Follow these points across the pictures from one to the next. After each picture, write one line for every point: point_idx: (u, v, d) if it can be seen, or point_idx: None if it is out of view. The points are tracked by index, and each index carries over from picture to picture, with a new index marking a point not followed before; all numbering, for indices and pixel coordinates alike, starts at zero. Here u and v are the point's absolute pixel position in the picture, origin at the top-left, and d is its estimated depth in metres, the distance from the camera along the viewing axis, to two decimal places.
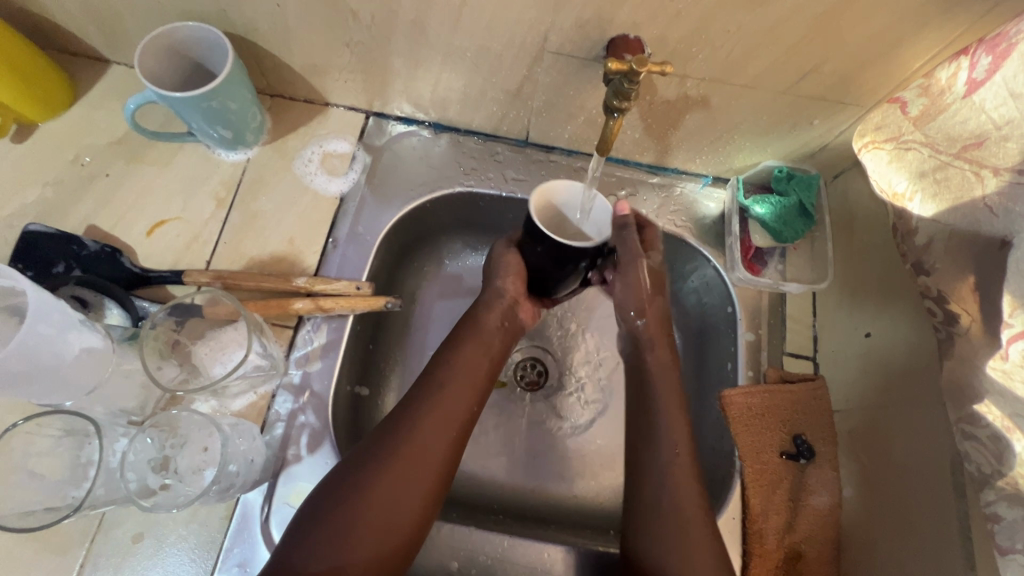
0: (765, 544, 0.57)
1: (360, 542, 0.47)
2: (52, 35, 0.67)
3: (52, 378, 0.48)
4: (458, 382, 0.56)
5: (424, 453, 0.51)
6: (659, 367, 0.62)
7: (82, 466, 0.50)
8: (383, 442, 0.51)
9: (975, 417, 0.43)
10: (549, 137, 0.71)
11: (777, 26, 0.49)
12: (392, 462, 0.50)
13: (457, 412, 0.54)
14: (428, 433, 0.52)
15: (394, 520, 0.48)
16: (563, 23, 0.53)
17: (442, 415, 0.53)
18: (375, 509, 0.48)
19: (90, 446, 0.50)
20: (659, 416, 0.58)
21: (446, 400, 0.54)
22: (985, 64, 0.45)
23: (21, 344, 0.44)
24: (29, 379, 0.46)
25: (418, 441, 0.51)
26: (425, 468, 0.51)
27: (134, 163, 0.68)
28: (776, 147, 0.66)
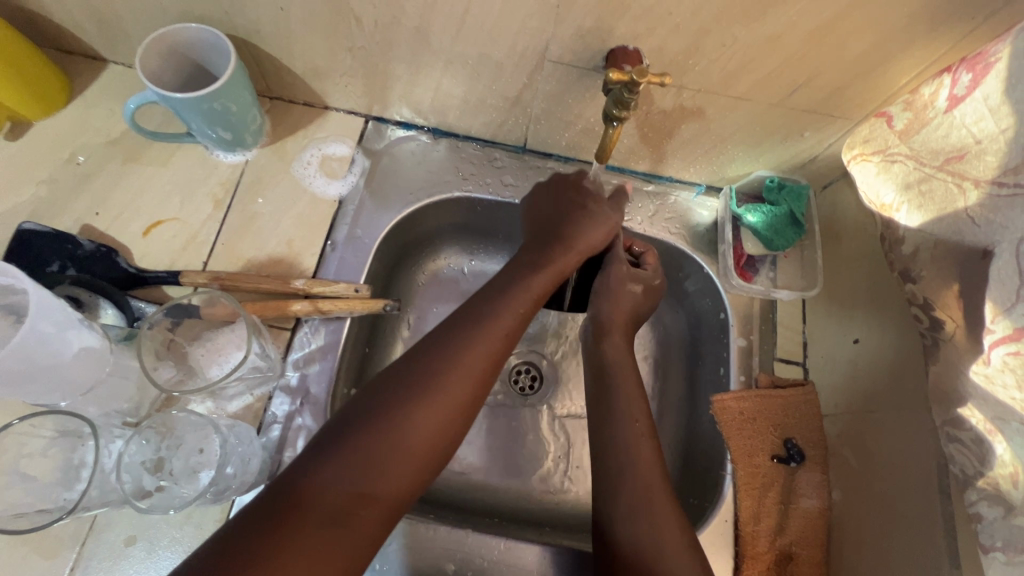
0: (755, 546, 0.59)
1: (393, 470, 0.43)
2: (49, 34, 0.67)
3: (49, 378, 0.47)
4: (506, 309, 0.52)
5: (467, 376, 0.48)
6: (620, 358, 0.61)
7: (75, 468, 0.50)
8: (423, 367, 0.47)
9: (958, 420, 0.44)
10: (547, 144, 0.73)
11: (772, 40, 0.51)
12: (437, 385, 0.46)
13: (500, 341, 0.50)
14: (476, 356, 0.49)
15: (430, 446, 0.45)
16: (564, 33, 0.54)
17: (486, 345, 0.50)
18: (413, 434, 0.44)
19: (82, 448, 0.50)
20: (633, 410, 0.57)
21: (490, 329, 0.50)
22: (965, 81, 0.47)
23: (22, 343, 0.43)
24: (26, 379, 0.45)
25: (462, 365, 0.48)
26: (464, 395, 0.47)
27: (130, 164, 0.68)
28: (767, 158, 0.68)
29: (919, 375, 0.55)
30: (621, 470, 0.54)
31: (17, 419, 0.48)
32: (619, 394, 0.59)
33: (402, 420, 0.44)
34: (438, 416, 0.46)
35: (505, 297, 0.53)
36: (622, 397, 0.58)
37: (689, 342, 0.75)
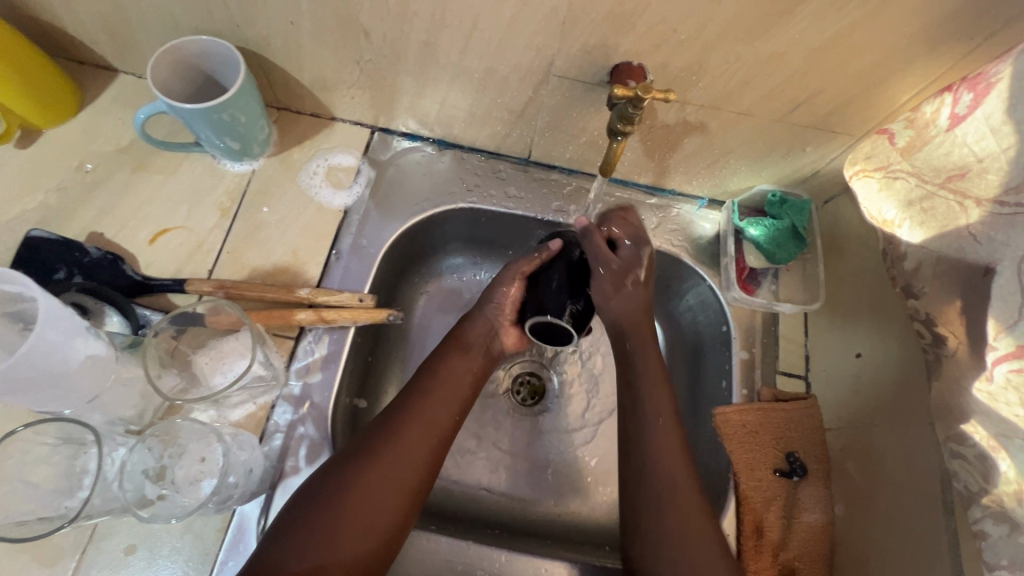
0: (758, 561, 0.58)
1: (345, 542, 0.49)
2: (62, 43, 0.68)
3: (55, 385, 0.47)
4: (438, 392, 0.58)
5: (412, 449, 0.53)
6: (651, 372, 0.61)
7: (76, 475, 0.50)
8: (371, 447, 0.53)
9: (962, 436, 0.44)
10: (551, 157, 0.73)
11: (776, 56, 0.51)
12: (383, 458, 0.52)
13: (437, 420, 0.56)
14: (420, 431, 0.55)
15: (381, 522, 0.50)
16: (569, 48, 0.55)
17: (422, 427, 0.55)
18: (364, 513, 0.50)
19: (84, 454, 0.50)
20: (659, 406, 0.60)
21: (428, 413, 0.56)
22: (966, 100, 0.46)
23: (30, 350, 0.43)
24: (32, 385, 0.45)
25: (402, 444, 0.53)
26: (410, 469, 0.53)
27: (138, 172, 0.69)
28: (769, 172, 0.69)
29: (921, 391, 0.55)
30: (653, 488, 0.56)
31: (23, 425, 0.48)
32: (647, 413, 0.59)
33: (349, 500, 0.50)
34: (384, 490, 0.51)
35: (449, 371, 0.59)
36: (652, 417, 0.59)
37: (691, 355, 0.75)
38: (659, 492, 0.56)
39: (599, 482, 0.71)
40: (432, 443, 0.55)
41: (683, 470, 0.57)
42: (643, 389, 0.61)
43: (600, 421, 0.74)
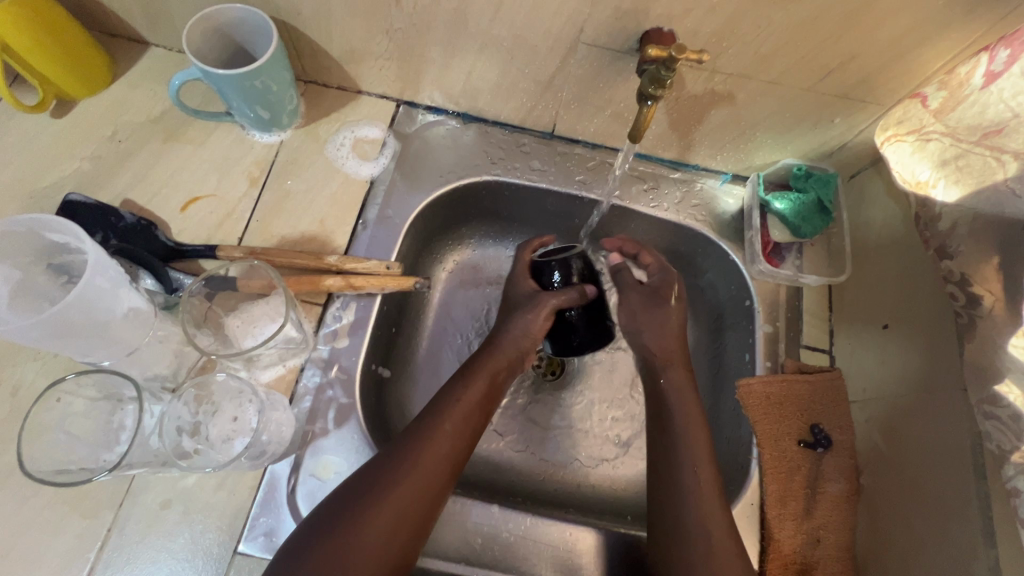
0: (783, 530, 0.58)
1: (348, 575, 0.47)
2: (96, 15, 0.69)
3: (100, 335, 0.47)
4: (449, 420, 0.55)
5: (416, 480, 0.52)
6: (685, 398, 0.61)
7: (114, 431, 0.52)
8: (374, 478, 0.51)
9: (995, 398, 0.44)
10: (575, 130, 0.74)
11: (808, 21, 0.51)
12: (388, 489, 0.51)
13: (449, 443, 0.54)
14: (425, 464, 0.52)
15: (385, 553, 0.49)
16: (600, 15, 0.55)
17: (430, 456, 0.53)
18: (369, 544, 0.48)
19: (122, 412, 0.52)
20: (687, 414, 0.60)
21: (435, 441, 0.54)
22: (1003, 56, 0.45)
23: (82, 294, 0.44)
24: (80, 333, 0.46)
25: (410, 476, 0.52)
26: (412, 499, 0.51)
27: (170, 143, 0.70)
28: (795, 146, 0.69)
29: (957, 408, 0.53)
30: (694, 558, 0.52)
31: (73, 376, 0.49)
32: (677, 430, 0.59)
33: (355, 529, 0.48)
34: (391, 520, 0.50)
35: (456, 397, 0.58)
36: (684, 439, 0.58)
37: (712, 331, 0.75)
38: (686, 501, 0.55)
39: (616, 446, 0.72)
40: (440, 471, 0.53)
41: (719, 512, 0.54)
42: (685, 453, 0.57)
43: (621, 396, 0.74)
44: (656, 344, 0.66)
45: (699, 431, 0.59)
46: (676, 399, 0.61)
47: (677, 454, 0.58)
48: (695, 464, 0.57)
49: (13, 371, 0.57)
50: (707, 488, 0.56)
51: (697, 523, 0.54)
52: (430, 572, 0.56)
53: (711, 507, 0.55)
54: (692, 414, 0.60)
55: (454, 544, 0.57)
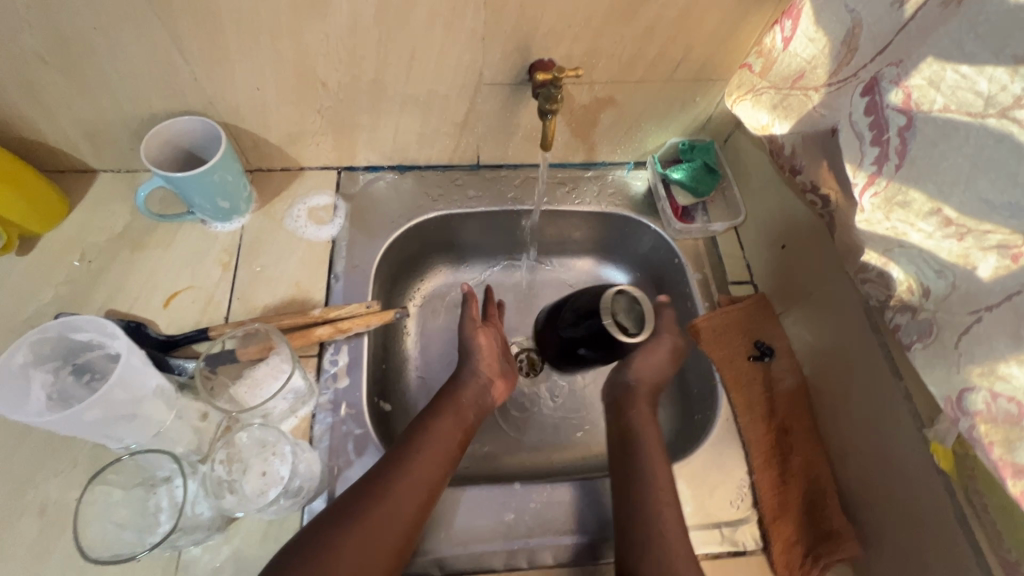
0: (756, 430, 0.69)
1: None
2: (47, 155, 0.76)
3: (138, 415, 0.52)
4: (429, 457, 0.62)
5: (395, 504, 0.57)
6: (647, 431, 0.69)
7: (155, 511, 0.57)
8: (355, 503, 0.56)
9: (864, 266, 0.56)
10: (497, 157, 0.86)
11: (648, 30, 0.67)
12: (368, 515, 0.56)
13: (427, 480, 0.60)
14: (406, 496, 0.58)
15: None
16: (492, 58, 0.68)
17: (410, 486, 0.59)
18: (343, 568, 0.52)
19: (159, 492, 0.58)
20: (648, 447, 0.67)
21: (416, 475, 0.60)
22: (788, 25, 0.59)
23: (120, 379, 0.49)
24: (123, 415, 0.51)
25: (387, 501, 0.57)
26: (392, 526, 0.56)
27: (138, 252, 0.76)
28: (675, 126, 0.84)
29: (851, 293, 0.65)
30: (655, 543, 0.58)
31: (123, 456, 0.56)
32: (636, 463, 0.65)
33: (337, 551, 0.53)
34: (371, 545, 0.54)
35: (433, 436, 0.64)
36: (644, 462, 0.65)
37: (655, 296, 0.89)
38: (646, 521, 0.60)
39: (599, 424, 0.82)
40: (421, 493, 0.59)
41: (676, 522, 0.60)
42: (643, 462, 0.65)
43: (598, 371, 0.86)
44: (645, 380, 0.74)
45: (656, 461, 0.65)
46: (641, 441, 0.68)
47: (638, 465, 0.65)
48: (656, 486, 0.63)
49: (37, 490, 0.59)
50: (662, 503, 0.61)
51: (654, 533, 0.59)
52: (477, 558, 0.62)
53: (670, 517, 0.60)
54: (654, 446, 0.67)
55: (490, 527, 0.63)
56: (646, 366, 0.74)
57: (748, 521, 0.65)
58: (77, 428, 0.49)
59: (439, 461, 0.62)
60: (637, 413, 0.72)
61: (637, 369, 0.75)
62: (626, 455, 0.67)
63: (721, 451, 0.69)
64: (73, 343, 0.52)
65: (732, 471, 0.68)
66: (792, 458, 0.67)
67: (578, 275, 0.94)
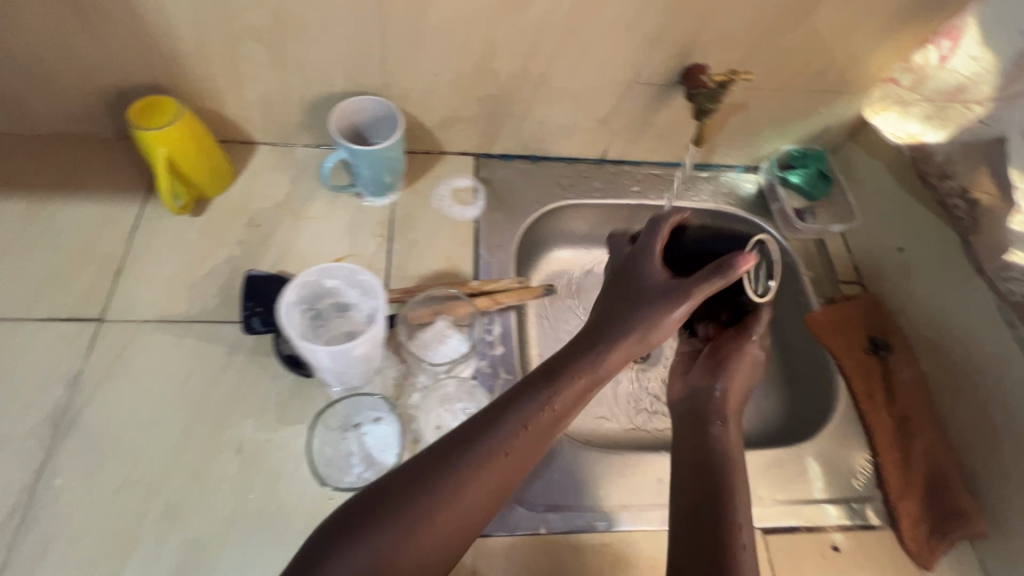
0: (878, 416, 0.74)
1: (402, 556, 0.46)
2: (221, 125, 0.81)
3: (369, 357, 0.62)
4: (518, 442, 0.52)
5: (478, 488, 0.50)
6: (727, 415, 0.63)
7: (346, 456, 0.63)
8: (435, 473, 0.49)
9: (1010, 266, 0.67)
10: (623, 153, 0.92)
11: (800, 43, 0.73)
12: (451, 496, 0.49)
13: (519, 462, 0.52)
14: (488, 479, 0.51)
15: (432, 553, 0.48)
16: (655, 60, 0.74)
17: (497, 466, 0.51)
18: (419, 548, 0.47)
19: (348, 439, 0.64)
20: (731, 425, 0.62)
21: (512, 461, 0.52)
22: (947, 44, 0.69)
23: (377, 317, 0.60)
24: (365, 354, 0.61)
25: (478, 481, 0.50)
26: (477, 508, 0.50)
27: (300, 219, 0.81)
28: (791, 135, 0.90)
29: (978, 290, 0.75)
30: (721, 525, 0.52)
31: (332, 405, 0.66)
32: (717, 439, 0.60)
33: (408, 533, 0.47)
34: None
35: (528, 412, 0.53)
36: (721, 437, 0.60)
37: None
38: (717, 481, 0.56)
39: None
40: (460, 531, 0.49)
41: (747, 496, 0.56)
42: (721, 441, 0.60)
43: None
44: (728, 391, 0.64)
45: (734, 440, 0.60)
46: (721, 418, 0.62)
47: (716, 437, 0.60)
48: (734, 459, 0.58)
49: (233, 431, 0.64)
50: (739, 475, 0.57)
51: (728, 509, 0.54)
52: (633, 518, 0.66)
53: (743, 499, 0.55)
54: (731, 433, 0.61)
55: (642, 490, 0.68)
56: (737, 378, 0.65)
57: (873, 499, 0.70)
58: (331, 359, 0.59)
59: (532, 442, 0.53)
60: (724, 431, 0.61)
61: (728, 379, 0.65)
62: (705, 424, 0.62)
63: (845, 434, 0.74)
64: (326, 289, 0.62)
65: (855, 453, 0.73)
66: (915, 443, 0.72)
67: None
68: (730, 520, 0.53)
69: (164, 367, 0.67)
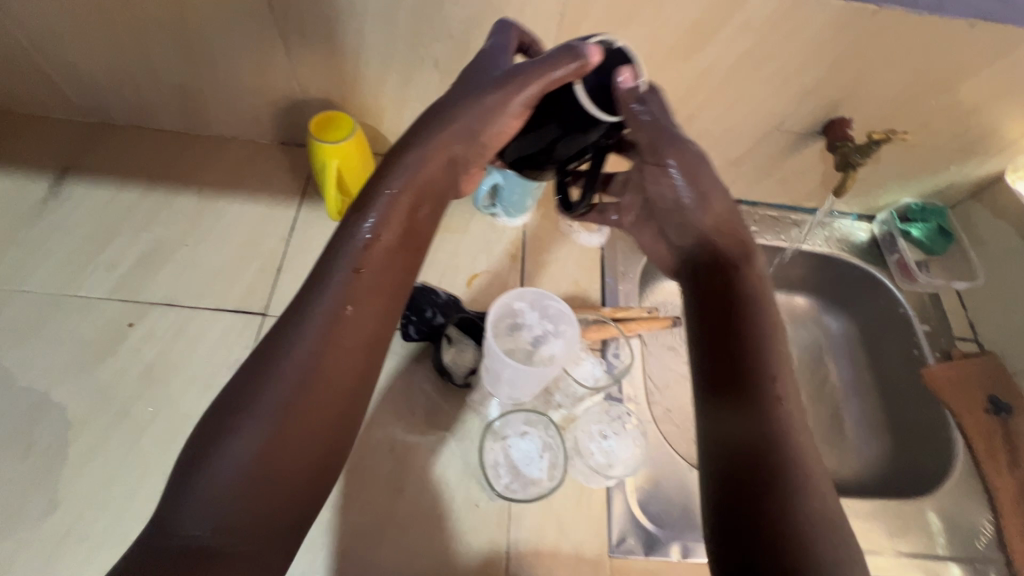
0: (1002, 479, 0.75)
1: (287, 470, 0.43)
2: (375, 139, 0.87)
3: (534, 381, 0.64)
4: (365, 316, 0.48)
5: (338, 368, 0.46)
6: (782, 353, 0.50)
7: (496, 465, 0.66)
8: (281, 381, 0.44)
9: None
10: (743, 193, 0.95)
11: (948, 106, 0.75)
12: (310, 399, 0.44)
13: (345, 348, 0.46)
14: (333, 365, 0.45)
15: (305, 468, 0.44)
16: (802, 110, 0.77)
17: (312, 369, 0.45)
18: (265, 463, 0.42)
19: (499, 449, 0.67)
20: (789, 367, 0.50)
21: (329, 367, 0.45)
22: None
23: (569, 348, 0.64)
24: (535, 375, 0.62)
25: (304, 389, 0.44)
26: (332, 414, 0.45)
27: (440, 233, 0.85)
28: (911, 189, 0.92)
29: None
30: (799, 508, 0.43)
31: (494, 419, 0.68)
32: (759, 381, 0.48)
33: (231, 443, 0.41)
34: (251, 517, 0.41)
35: (339, 291, 0.47)
36: (769, 381, 0.48)
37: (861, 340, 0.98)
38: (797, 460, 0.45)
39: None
40: (326, 424, 0.45)
41: (794, 459, 0.45)
42: (765, 390, 0.48)
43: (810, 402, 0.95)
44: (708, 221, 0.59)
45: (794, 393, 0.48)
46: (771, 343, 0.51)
47: (765, 393, 0.48)
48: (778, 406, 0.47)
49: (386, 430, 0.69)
50: (793, 443, 0.46)
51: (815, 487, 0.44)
52: None
53: (826, 476, 0.45)
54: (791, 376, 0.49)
55: None
56: (715, 205, 0.59)
57: (996, 561, 0.71)
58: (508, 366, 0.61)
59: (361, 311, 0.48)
60: (773, 310, 0.53)
61: (702, 204, 0.59)
62: (705, 351, 0.52)
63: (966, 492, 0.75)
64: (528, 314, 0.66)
65: (976, 513, 0.74)
66: None
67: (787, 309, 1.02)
68: (814, 506, 0.43)
69: None
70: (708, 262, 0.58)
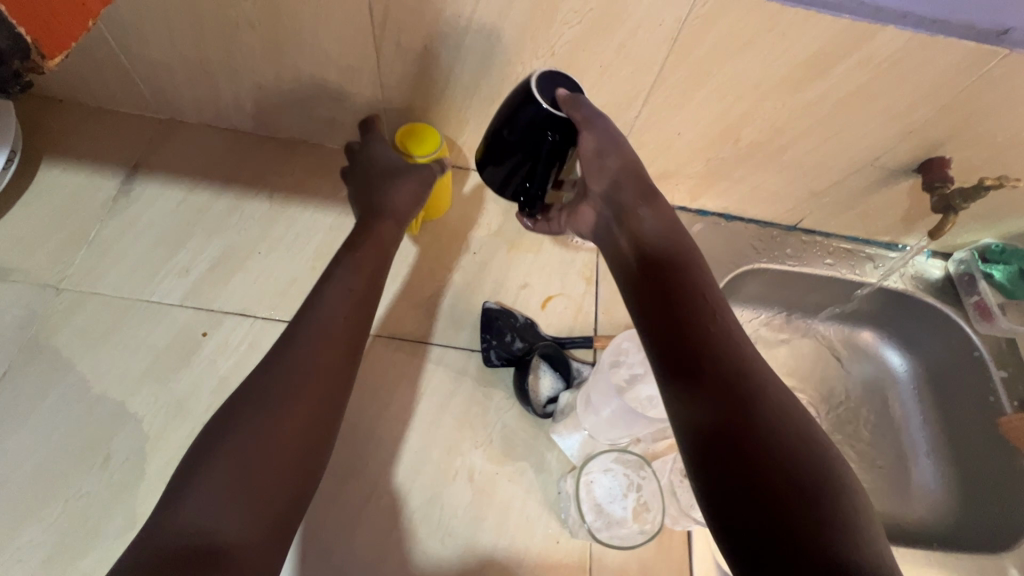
0: None
1: (272, 471, 0.47)
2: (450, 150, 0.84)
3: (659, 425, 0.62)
4: (329, 323, 0.56)
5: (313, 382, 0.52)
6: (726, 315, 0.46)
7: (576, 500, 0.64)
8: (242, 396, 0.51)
9: None
10: (818, 224, 0.92)
11: None
12: (288, 400, 0.50)
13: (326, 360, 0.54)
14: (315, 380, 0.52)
15: (295, 468, 0.48)
16: (902, 148, 0.74)
17: (306, 370, 0.52)
18: (253, 466, 0.46)
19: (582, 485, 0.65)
20: (738, 330, 0.45)
21: (302, 365, 0.52)
22: None
23: None
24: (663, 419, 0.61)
25: (296, 396, 0.51)
26: (312, 412, 0.51)
27: (513, 251, 0.83)
28: (994, 229, 0.89)
29: None
30: (802, 478, 0.37)
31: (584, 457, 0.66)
32: (709, 344, 0.43)
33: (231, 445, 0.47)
34: (257, 515, 0.45)
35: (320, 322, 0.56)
36: (735, 344, 0.44)
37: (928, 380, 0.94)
38: (784, 428, 0.39)
39: (865, 481, 0.88)
40: (312, 434, 0.50)
41: (775, 422, 0.39)
42: (721, 352, 0.43)
43: (871, 442, 0.92)
44: (621, 166, 0.55)
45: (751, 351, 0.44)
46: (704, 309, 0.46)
47: (719, 348, 0.43)
48: (752, 367, 0.42)
49: (464, 458, 0.67)
50: (773, 405, 0.40)
51: (812, 451, 0.38)
52: None
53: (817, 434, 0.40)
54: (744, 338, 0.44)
55: None
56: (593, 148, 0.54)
57: None
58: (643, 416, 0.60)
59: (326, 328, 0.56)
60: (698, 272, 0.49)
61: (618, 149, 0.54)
62: (667, 323, 0.46)
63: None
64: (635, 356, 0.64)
65: None
66: None
67: (852, 345, 0.99)
68: (818, 470, 0.37)
69: (401, 384, 0.70)
70: (634, 232, 0.53)
